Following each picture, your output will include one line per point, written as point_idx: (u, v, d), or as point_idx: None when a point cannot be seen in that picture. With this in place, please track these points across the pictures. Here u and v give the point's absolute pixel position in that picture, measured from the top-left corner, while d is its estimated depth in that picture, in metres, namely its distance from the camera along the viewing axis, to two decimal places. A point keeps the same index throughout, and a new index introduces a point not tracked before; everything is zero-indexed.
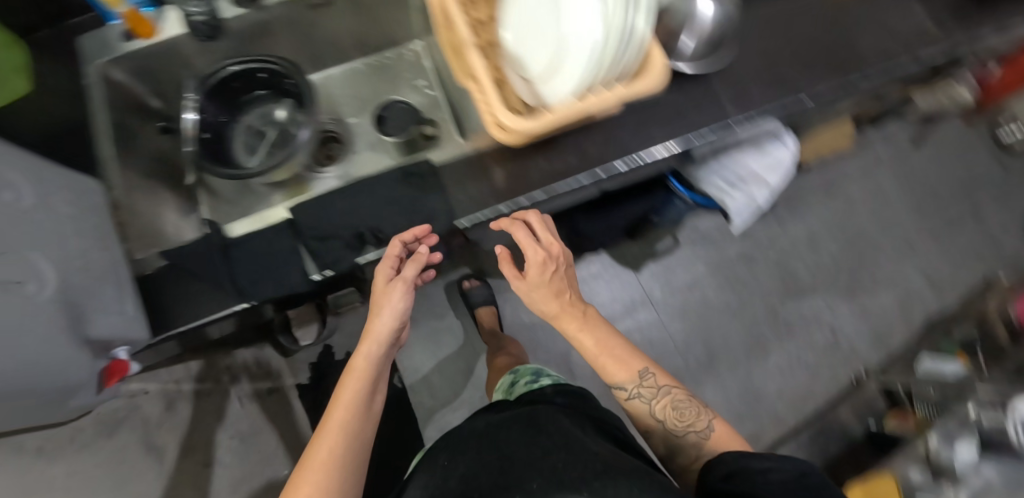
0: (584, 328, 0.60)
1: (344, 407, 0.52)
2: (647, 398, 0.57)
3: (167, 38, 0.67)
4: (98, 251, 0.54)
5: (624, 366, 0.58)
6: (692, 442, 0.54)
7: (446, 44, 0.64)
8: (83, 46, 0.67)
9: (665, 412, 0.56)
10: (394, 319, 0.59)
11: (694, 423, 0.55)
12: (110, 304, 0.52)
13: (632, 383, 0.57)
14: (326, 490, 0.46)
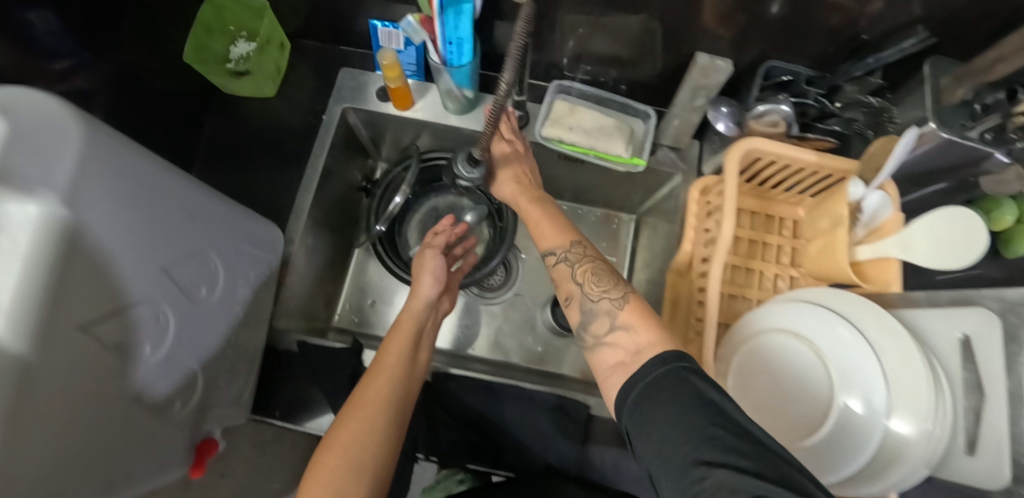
0: (551, 224, 0.53)
1: (397, 353, 0.49)
2: (571, 262, 0.49)
3: (417, 114, 0.66)
4: (253, 330, 0.52)
5: (564, 277, 0.49)
6: (605, 311, 0.44)
7: (669, 287, 0.61)
8: (339, 85, 0.66)
9: (587, 283, 0.46)
10: (435, 288, 0.57)
11: (612, 291, 0.45)
12: (232, 396, 0.50)
13: (559, 247, 0.50)
14: (366, 430, 0.43)
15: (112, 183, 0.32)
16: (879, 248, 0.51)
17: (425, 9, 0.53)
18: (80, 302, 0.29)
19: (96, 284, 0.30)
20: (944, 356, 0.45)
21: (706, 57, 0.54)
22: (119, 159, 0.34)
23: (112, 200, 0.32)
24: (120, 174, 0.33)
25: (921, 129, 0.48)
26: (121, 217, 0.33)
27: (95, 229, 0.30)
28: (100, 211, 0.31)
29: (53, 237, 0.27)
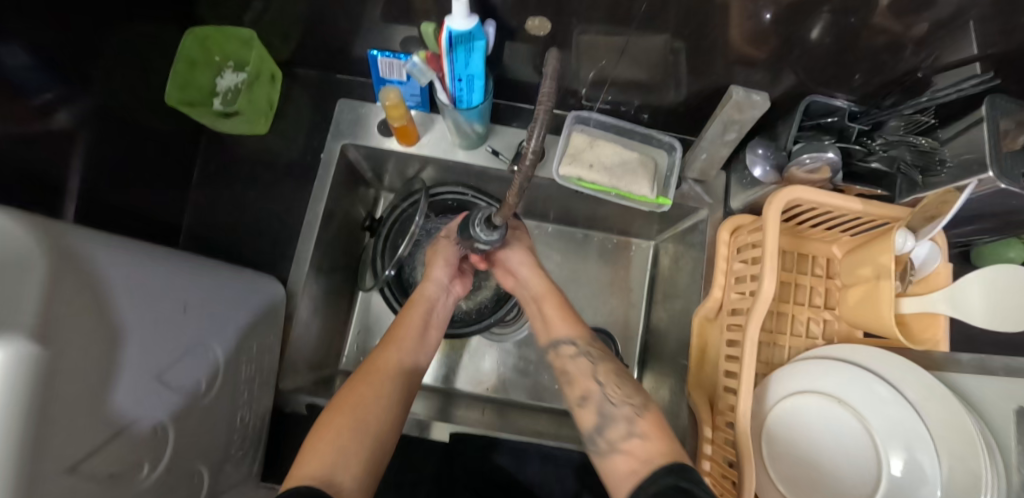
0: (563, 312, 0.54)
1: (406, 329, 0.51)
2: (591, 358, 0.50)
3: (422, 150, 0.61)
4: (259, 400, 0.49)
5: (582, 375, 0.49)
6: (623, 416, 0.44)
7: (696, 334, 0.58)
8: (337, 120, 0.61)
9: (609, 386, 0.47)
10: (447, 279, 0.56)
11: (632, 397, 0.46)
12: (242, 475, 0.47)
13: (580, 339, 0.52)
14: (374, 394, 0.44)
15: (91, 300, 0.29)
16: (925, 302, 0.47)
17: (432, 46, 0.49)
18: (67, 447, 0.26)
19: (80, 419, 0.27)
20: (996, 423, 0.43)
21: (743, 92, 0.49)
22: (93, 269, 0.30)
23: (91, 318, 0.28)
24: (98, 288, 0.30)
25: (978, 178, 0.44)
26: (104, 335, 0.29)
27: (76, 360, 0.27)
28: (77, 341, 0.27)
29: (33, 388, 0.23)
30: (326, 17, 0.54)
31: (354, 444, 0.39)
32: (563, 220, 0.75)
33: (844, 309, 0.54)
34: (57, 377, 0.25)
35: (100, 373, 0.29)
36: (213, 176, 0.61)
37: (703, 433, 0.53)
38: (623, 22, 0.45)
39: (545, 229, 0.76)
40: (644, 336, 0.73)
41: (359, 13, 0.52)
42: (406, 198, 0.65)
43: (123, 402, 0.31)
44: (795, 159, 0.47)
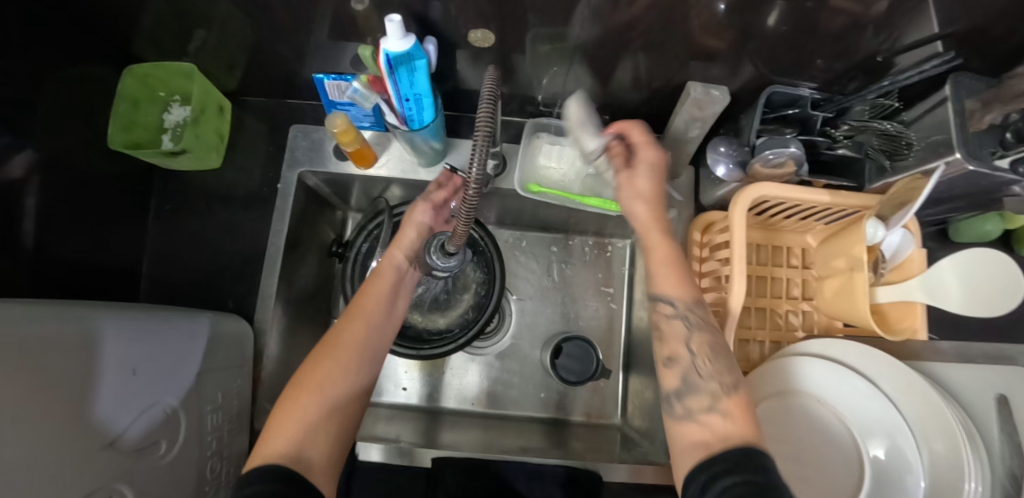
0: (673, 264, 0.43)
1: (369, 308, 0.47)
2: (691, 321, 0.40)
3: (381, 172, 0.59)
4: (228, 448, 0.48)
5: (675, 335, 0.40)
6: (707, 391, 0.36)
7: None
8: (292, 147, 0.59)
9: (702, 356, 0.38)
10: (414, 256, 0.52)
11: (723, 375, 0.37)
12: None
13: (682, 300, 0.41)
14: (334, 377, 0.41)
15: (25, 381, 0.28)
16: (903, 291, 0.46)
17: (372, 67, 0.46)
18: None
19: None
20: (977, 413, 0.42)
21: (700, 89, 0.48)
22: (29, 347, 0.29)
23: (24, 401, 0.27)
24: (33, 367, 0.29)
25: (946, 160, 0.42)
26: (41, 417, 0.28)
27: (11, 449, 0.26)
28: (10, 429, 0.26)
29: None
30: (267, 43, 0.52)
31: (311, 431, 0.37)
32: (536, 225, 0.73)
33: (822, 301, 0.53)
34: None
35: (43, 454, 0.28)
36: (170, 217, 0.59)
37: None
38: (568, 26, 0.43)
39: (520, 236, 0.75)
40: (627, 337, 0.71)
41: (299, 36, 0.50)
42: (372, 219, 0.62)
43: (73, 479, 0.30)
44: (758, 154, 0.45)
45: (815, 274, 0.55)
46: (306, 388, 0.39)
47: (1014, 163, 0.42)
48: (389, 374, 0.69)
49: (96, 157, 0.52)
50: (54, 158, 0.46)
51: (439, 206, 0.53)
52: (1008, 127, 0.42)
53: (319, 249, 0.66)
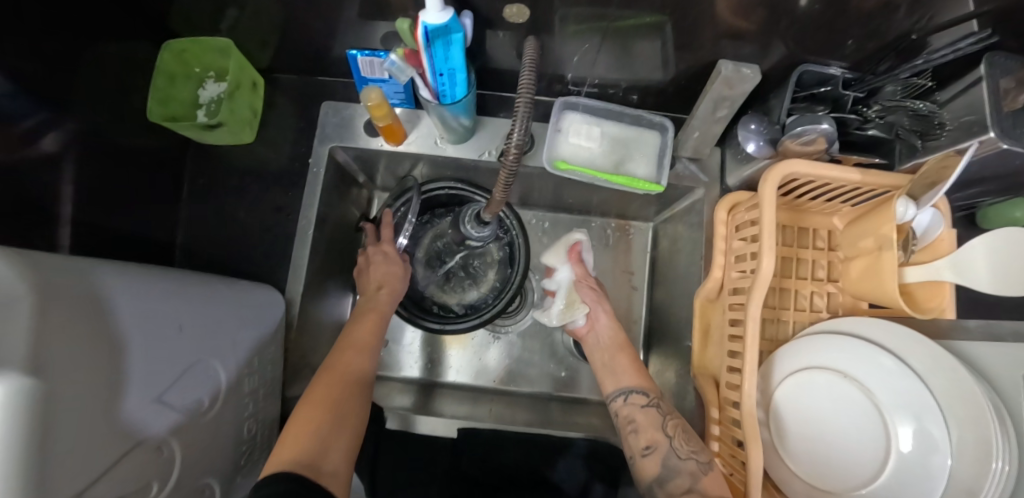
0: (634, 368, 0.56)
1: (376, 320, 0.54)
2: (662, 411, 0.51)
3: (409, 148, 0.60)
4: (263, 412, 0.50)
5: (651, 425, 0.50)
6: (689, 470, 0.45)
7: (697, 315, 0.57)
8: (323, 123, 0.61)
9: (677, 438, 0.48)
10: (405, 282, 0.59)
11: (698, 452, 0.46)
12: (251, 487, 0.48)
13: (650, 392, 0.53)
14: (340, 391, 0.45)
15: (81, 332, 0.29)
16: (930, 271, 0.46)
17: (410, 41, 0.47)
18: (65, 479, 0.26)
19: (78, 449, 0.27)
20: (1006, 391, 0.42)
21: (731, 67, 0.48)
22: (82, 301, 0.30)
23: (81, 350, 0.28)
24: (88, 318, 0.29)
25: (979, 139, 0.43)
26: (97, 366, 0.29)
27: (67, 394, 0.27)
28: (67, 375, 0.27)
29: (23, 430, 0.23)
30: (301, 20, 0.53)
31: (317, 436, 0.40)
32: (559, 207, 0.74)
33: (848, 282, 0.53)
34: (47, 416, 0.25)
35: (96, 402, 0.29)
36: (203, 190, 0.61)
37: (709, 418, 0.52)
38: (603, 5, 0.43)
39: (542, 217, 0.76)
40: (646, 320, 0.73)
41: (334, 14, 0.50)
42: (399, 197, 0.62)
43: (123, 428, 0.31)
44: (788, 131, 0.46)
45: (841, 256, 0.55)
46: (309, 405, 0.43)
47: None
48: (413, 350, 0.70)
49: (133, 131, 0.53)
50: (93, 131, 0.47)
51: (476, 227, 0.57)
52: None
53: (346, 225, 0.67)
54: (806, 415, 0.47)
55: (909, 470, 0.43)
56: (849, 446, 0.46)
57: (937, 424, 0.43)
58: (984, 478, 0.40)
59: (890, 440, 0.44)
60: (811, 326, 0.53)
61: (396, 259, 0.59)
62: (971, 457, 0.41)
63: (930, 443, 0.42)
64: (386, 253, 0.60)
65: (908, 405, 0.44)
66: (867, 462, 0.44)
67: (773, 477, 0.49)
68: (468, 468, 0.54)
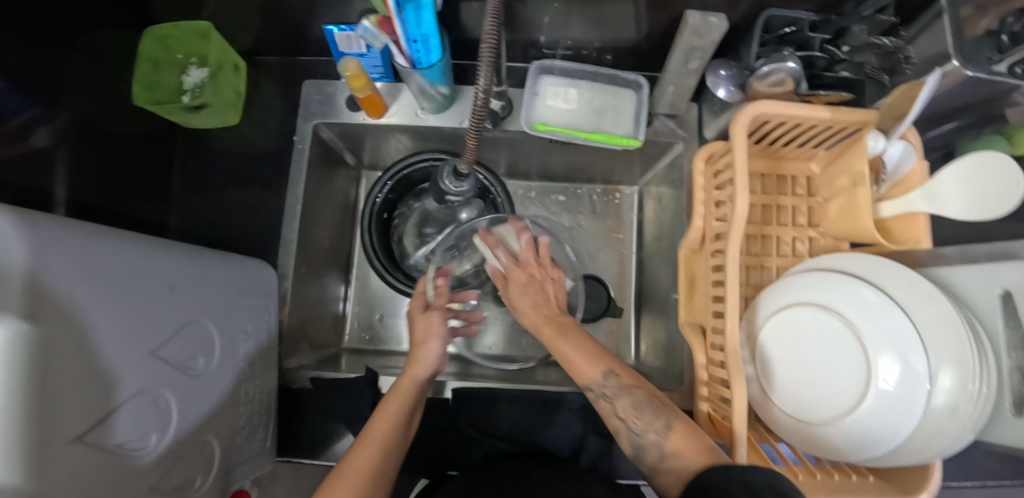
0: (586, 352, 0.47)
1: (438, 339, 0.52)
2: (611, 396, 0.45)
3: (391, 120, 0.62)
4: (262, 378, 0.51)
5: (610, 411, 0.46)
6: (652, 443, 0.42)
7: (682, 267, 0.58)
8: (306, 101, 0.62)
9: (630, 417, 0.44)
10: (443, 347, 0.52)
11: (655, 421, 0.43)
12: (255, 449, 0.50)
13: (595, 379, 0.46)
14: (403, 404, 0.47)
15: (80, 281, 0.30)
16: (906, 203, 0.47)
17: (381, 8, 0.48)
18: (67, 415, 0.27)
19: (82, 391, 0.29)
20: (983, 313, 0.43)
21: (698, 16, 0.48)
22: (81, 253, 0.31)
23: (80, 298, 0.29)
24: (86, 270, 0.31)
25: (942, 70, 0.44)
26: (96, 315, 0.31)
27: (68, 337, 0.28)
28: (68, 319, 0.28)
29: (28, 364, 0.24)
30: None
31: (389, 450, 0.43)
32: (545, 175, 0.75)
33: (827, 224, 0.54)
34: (51, 355, 0.26)
35: (97, 350, 0.30)
36: (194, 174, 0.62)
37: (696, 365, 0.53)
38: None
39: (529, 187, 0.77)
40: (636, 281, 0.74)
41: None
42: (390, 171, 0.65)
43: (124, 377, 0.33)
44: (755, 72, 0.48)
45: (820, 200, 0.56)
46: (371, 444, 0.42)
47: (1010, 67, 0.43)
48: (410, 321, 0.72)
49: (123, 118, 0.54)
50: (83, 118, 0.49)
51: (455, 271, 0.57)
52: (1003, 31, 0.43)
53: (335, 203, 0.69)
54: (788, 354, 0.48)
55: (893, 404, 0.42)
56: (832, 384, 0.46)
57: (917, 355, 0.43)
58: (968, 401, 0.40)
59: (873, 376, 0.43)
60: (791, 270, 0.53)
61: (437, 334, 0.52)
62: (953, 383, 0.41)
63: (912, 373, 0.42)
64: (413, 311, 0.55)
65: (889, 339, 0.44)
66: (849, 399, 0.44)
67: (763, 417, 0.50)
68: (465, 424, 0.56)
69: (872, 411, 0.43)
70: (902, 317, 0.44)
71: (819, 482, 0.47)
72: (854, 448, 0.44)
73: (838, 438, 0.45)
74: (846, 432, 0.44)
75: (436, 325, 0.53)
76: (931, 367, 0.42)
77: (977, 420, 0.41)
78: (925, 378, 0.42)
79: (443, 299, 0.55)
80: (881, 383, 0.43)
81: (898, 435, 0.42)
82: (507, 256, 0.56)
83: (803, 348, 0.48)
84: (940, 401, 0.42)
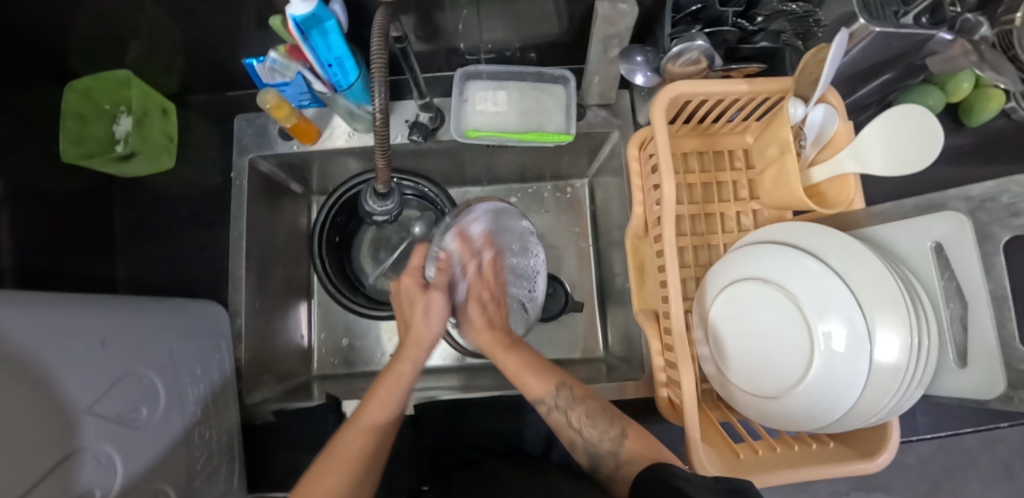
0: (524, 364, 0.52)
1: (401, 373, 0.50)
2: (563, 409, 0.48)
3: (328, 145, 0.62)
4: (220, 418, 0.51)
5: (559, 426, 0.48)
6: (608, 451, 0.44)
7: (631, 254, 0.58)
8: (241, 136, 0.63)
9: (585, 427, 0.46)
10: (441, 325, 0.53)
11: (609, 430, 0.45)
12: (221, 490, 0.50)
13: (547, 396, 0.49)
14: (359, 457, 0.42)
15: (6, 342, 0.30)
16: (835, 165, 0.47)
17: (288, 37, 0.48)
18: (13, 469, 0.27)
19: (23, 446, 0.28)
20: (918, 265, 0.43)
21: (607, 4, 0.48)
22: (4, 317, 0.31)
23: (9, 358, 0.29)
24: (11, 332, 0.30)
25: (850, 30, 0.43)
26: (27, 374, 0.30)
27: (3, 396, 0.28)
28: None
29: None
30: (192, 37, 0.54)
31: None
32: (493, 179, 0.75)
33: (765, 195, 0.54)
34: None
35: (32, 408, 0.30)
36: (138, 221, 0.62)
37: (652, 352, 0.53)
38: None
39: (482, 192, 0.77)
40: (596, 272, 0.74)
41: (218, 26, 0.52)
42: (333, 195, 0.65)
43: (61, 434, 0.32)
44: (667, 54, 0.48)
45: (758, 172, 0.56)
46: (351, 441, 0.43)
47: (914, 18, 0.44)
48: (375, 340, 0.72)
49: (57, 177, 0.54)
50: (14, 183, 0.48)
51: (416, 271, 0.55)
52: None
53: (286, 232, 0.70)
54: (737, 329, 0.48)
55: (840, 365, 0.42)
56: (779, 354, 0.45)
57: (858, 315, 0.42)
58: (910, 356, 0.39)
59: (816, 340, 0.43)
60: (736, 244, 0.52)
61: (437, 313, 0.53)
62: (895, 340, 0.40)
63: (854, 333, 0.42)
64: (408, 289, 0.54)
65: (830, 302, 0.43)
66: (797, 367, 0.44)
67: (724, 396, 0.50)
68: (429, 436, 0.56)
69: (816, 376, 0.42)
70: (842, 278, 0.44)
71: (780, 455, 0.47)
72: (810, 415, 0.44)
73: (792, 412, 0.44)
74: (798, 400, 0.43)
75: (437, 301, 0.53)
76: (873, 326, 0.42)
77: (922, 374, 0.40)
78: (868, 336, 0.42)
79: (442, 277, 0.54)
80: (823, 346, 0.42)
81: (847, 398, 0.42)
82: (474, 269, 0.58)
83: (751, 322, 0.47)
84: (886, 359, 0.41)
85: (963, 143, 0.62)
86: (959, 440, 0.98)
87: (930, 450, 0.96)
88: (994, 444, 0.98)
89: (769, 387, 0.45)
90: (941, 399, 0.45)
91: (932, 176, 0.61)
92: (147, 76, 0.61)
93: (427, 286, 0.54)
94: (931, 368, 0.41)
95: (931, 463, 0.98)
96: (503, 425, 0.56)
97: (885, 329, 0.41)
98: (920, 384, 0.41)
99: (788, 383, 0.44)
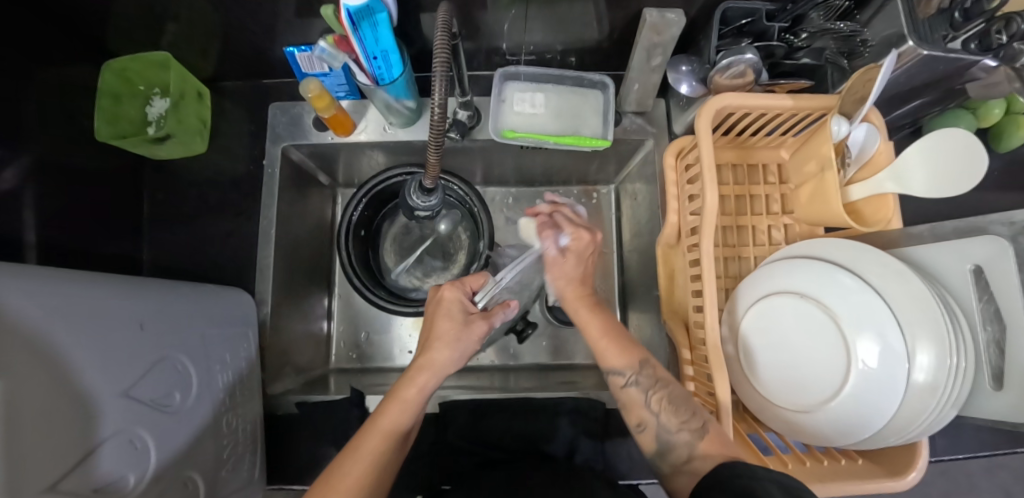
0: (609, 338, 0.49)
1: (400, 407, 0.44)
2: (644, 387, 0.46)
3: (361, 137, 0.62)
4: (244, 408, 0.51)
5: (637, 404, 0.46)
6: (684, 442, 0.42)
7: (661, 262, 0.58)
8: (274, 124, 0.63)
9: (664, 411, 0.44)
10: (462, 355, 0.47)
11: (690, 421, 0.42)
12: (243, 480, 0.49)
13: (630, 369, 0.46)
14: (377, 457, 0.41)
15: (38, 327, 0.29)
16: (874, 184, 0.46)
17: (337, 27, 0.48)
18: (39, 462, 0.26)
19: (51, 438, 0.27)
20: (957, 287, 0.44)
21: (655, 13, 0.48)
22: (42, 301, 0.30)
23: (40, 346, 0.28)
24: (47, 316, 0.30)
25: (899, 50, 0.44)
26: (60, 362, 0.30)
27: (30, 388, 0.27)
28: (29, 369, 0.27)
29: None
30: (233, 22, 0.53)
31: None
32: (520, 180, 0.75)
33: (799, 210, 0.54)
34: (11, 404, 0.25)
35: (64, 398, 0.29)
36: (165, 204, 0.61)
37: (681, 360, 0.53)
38: None
39: (507, 193, 0.77)
40: (619, 279, 0.74)
41: (264, 13, 0.51)
42: (362, 188, 0.65)
43: (91, 422, 0.31)
44: (715, 65, 0.49)
45: (791, 187, 0.56)
46: (369, 445, 0.41)
47: (964, 43, 0.46)
48: (395, 335, 0.72)
49: (87, 155, 0.53)
50: (48, 160, 0.48)
51: (463, 285, 0.51)
52: (955, 8, 0.46)
53: (311, 223, 0.69)
54: (769, 342, 0.48)
55: (876, 385, 0.42)
56: (813, 370, 0.45)
57: (894, 334, 0.42)
58: (950, 377, 0.40)
59: (852, 357, 0.43)
60: (769, 257, 0.53)
61: (469, 341, 0.47)
62: (932, 362, 0.41)
63: (891, 353, 0.42)
64: (447, 305, 0.49)
65: (866, 320, 0.44)
66: (830, 383, 0.44)
67: (753, 408, 0.50)
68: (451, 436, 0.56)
69: (850, 395, 0.42)
70: (879, 296, 0.44)
71: (809, 469, 0.47)
72: (841, 431, 0.44)
73: (824, 428, 0.44)
74: (830, 416, 0.43)
75: (475, 333, 0.48)
76: (910, 346, 0.42)
77: (956, 396, 0.41)
78: (904, 357, 0.42)
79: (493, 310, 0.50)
80: (859, 366, 0.42)
81: (880, 418, 0.42)
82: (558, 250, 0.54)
83: (783, 336, 0.47)
84: (921, 381, 0.41)
85: (991, 169, 0.63)
86: (962, 464, 0.99)
87: (933, 472, 0.97)
88: (996, 468, 0.98)
89: (803, 401, 0.45)
90: (977, 420, 0.45)
91: (960, 200, 0.61)
92: (183, 59, 0.60)
93: (468, 310, 0.49)
94: (966, 391, 0.41)
95: (934, 485, 0.98)
96: (526, 427, 0.57)
97: (922, 348, 0.41)
98: (956, 405, 0.41)
99: (819, 401, 0.44)
